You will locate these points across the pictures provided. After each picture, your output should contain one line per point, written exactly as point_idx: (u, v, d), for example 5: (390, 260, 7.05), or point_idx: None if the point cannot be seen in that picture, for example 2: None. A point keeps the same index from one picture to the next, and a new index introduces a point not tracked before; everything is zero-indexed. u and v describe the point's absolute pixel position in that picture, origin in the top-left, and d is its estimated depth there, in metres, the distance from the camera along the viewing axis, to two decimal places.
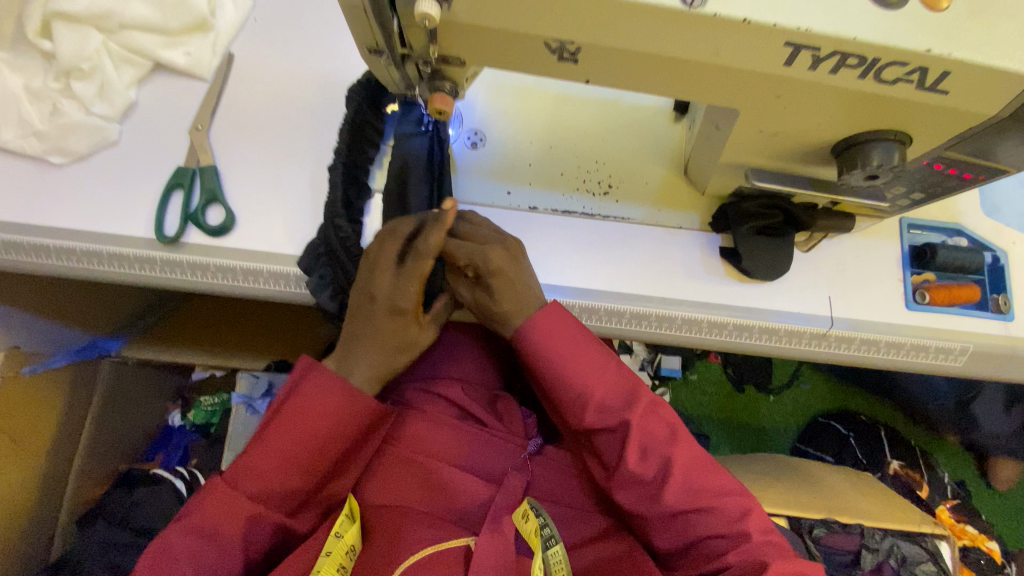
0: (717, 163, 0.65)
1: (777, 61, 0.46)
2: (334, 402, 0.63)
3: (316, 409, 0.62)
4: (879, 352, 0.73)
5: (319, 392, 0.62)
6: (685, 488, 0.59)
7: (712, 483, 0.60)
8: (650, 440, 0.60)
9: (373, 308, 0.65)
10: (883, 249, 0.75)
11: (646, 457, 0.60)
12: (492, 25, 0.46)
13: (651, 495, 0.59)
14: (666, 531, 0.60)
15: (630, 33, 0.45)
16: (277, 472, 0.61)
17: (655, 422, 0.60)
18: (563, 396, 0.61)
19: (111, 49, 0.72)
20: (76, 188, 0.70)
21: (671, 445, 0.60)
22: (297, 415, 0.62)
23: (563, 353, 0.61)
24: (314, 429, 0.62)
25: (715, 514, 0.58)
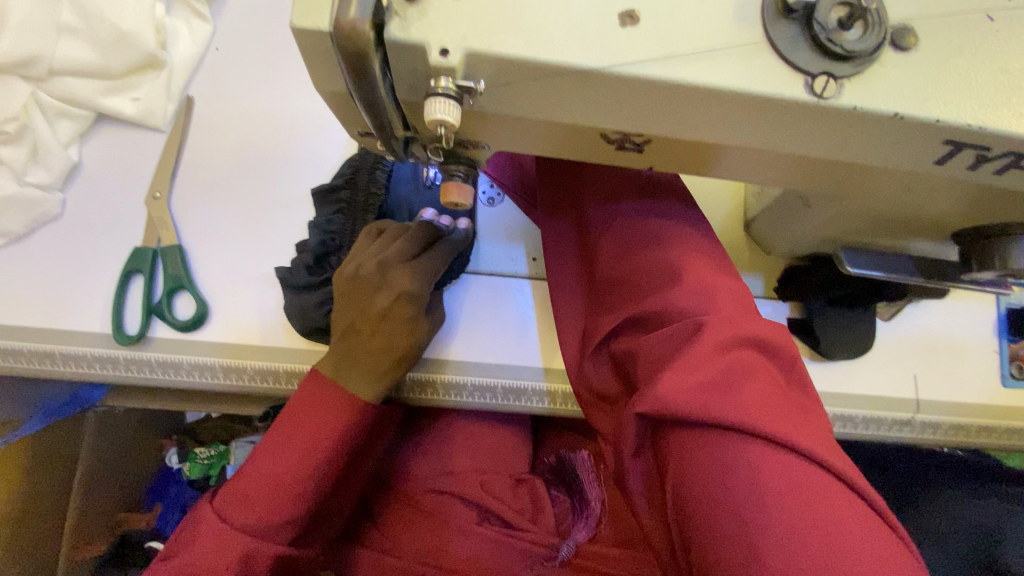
0: (797, 234, 0.52)
1: (925, 160, 0.33)
2: (325, 405, 0.51)
3: (308, 412, 0.51)
4: (969, 436, 0.63)
5: (306, 396, 0.51)
6: (646, 212, 0.50)
7: (691, 257, 0.46)
8: (626, 182, 0.52)
9: (358, 285, 0.53)
10: (977, 314, 0.63)
11: (630, 190, 0.51)
12: (532, 117, 0.34)
13: (608, 217, 0.51)
14: (609, 321, 0.47)
15: (727, 128, 0.33)
16: (268, 495, 0.49)
17: (631, 164, 0.53)
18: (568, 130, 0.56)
19: (42, 102, 0.58)
20: (15, 275, 0.58)
21: (637, 202, 0.51)
22: (292, 427, 0.50)
23: None
24: (304, 440, 0.50)
25: (670, 287, 0.43)
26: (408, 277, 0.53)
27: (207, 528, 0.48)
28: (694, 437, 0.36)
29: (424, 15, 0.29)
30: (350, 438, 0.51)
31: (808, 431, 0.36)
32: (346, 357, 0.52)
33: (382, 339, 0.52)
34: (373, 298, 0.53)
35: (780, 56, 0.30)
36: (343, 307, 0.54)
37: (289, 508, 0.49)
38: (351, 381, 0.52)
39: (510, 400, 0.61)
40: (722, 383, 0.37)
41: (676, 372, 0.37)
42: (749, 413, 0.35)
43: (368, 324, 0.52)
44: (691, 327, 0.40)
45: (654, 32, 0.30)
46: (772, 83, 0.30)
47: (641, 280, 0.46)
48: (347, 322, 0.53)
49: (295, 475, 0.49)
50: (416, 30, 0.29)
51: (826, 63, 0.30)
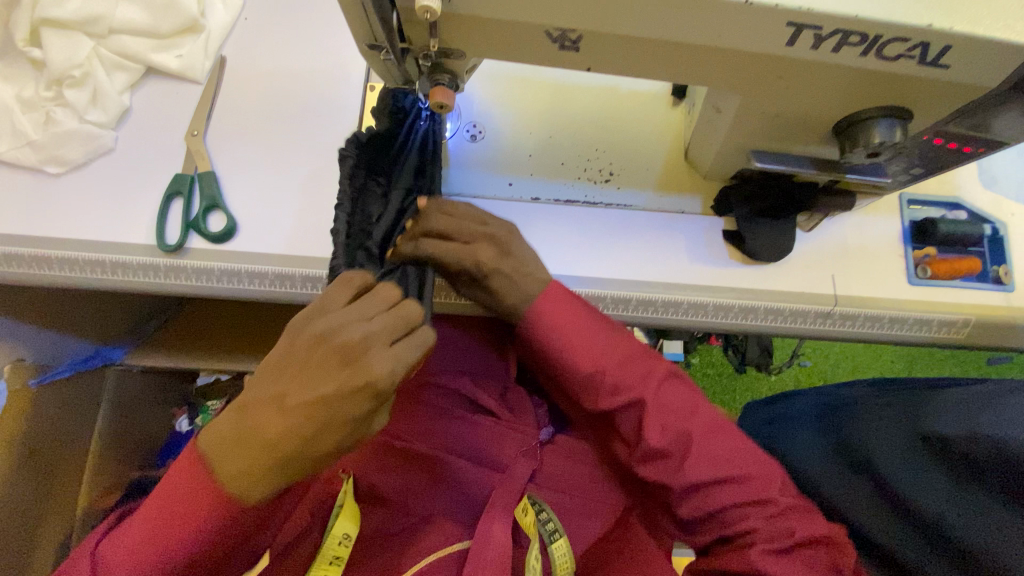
0: (719, 146, 0.65)
1: (779, 42, 0.46)
2: (194, 508, 0.43)
3: (175, 510, 0.43)
4: (883, 328, 0.73)
5: (175, 487, 0.44)
6: (703, 459, 0.54)
7: (743, 493, 0.54)
8: (673, 420, 0.55)
9: (310, 352, 0.45)
10: (883, 226, 0.75)
11: (664, 433, 0.54)
12: (494, 16, 0.46)
13: (674, 467, 0.55)
14: (689, 510, 0.56)
15: (633, 18, 0.45)
16: None
17: (669, 390, 0.56)
18: (571, 375, 0.56)
19: (102, 55, 0.71)
20: (74, 198, 0.69)
21: (697, 424, 0.55)
22: (159, 509, 0.44)
23: (573, 338, 0.56)
24: (163, 542, 0.43)
25: (730, 485, 0.54)
26: (383, 364, 0.44)
27: None
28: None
29: None
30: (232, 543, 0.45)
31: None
32: (248, 453, 0.43)
33: (297, 441, 0.42)
34: (318, 378, 0.44)
35: None
36: (305, 374, 0.44)
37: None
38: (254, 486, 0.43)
39: None
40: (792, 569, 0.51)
41: (762, 547, 0.52)
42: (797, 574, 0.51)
43: (275, 422, 0.43)
44: (785, 533, 0.53)
45: None
46: None
47: (714, 494, 0.54)
48: (256, 403, 0.44)
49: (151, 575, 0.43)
50: None
51: None
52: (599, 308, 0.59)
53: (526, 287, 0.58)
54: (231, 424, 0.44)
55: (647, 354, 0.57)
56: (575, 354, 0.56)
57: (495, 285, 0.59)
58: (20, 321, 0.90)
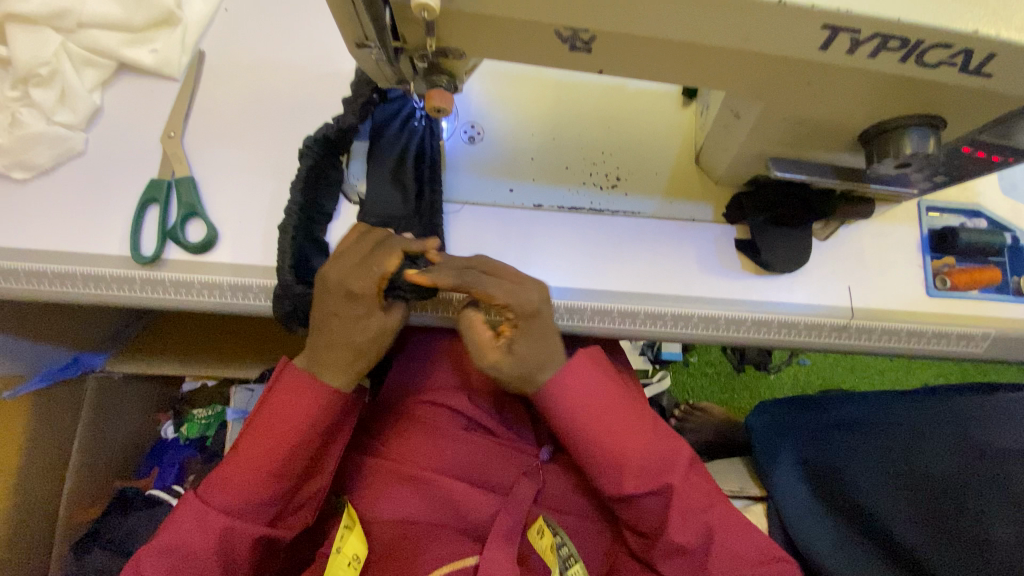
0: (735, 153, 0.61)
1: (811, 45, 0.42)
2: (299, 406, 0.57)
3: (283, 410, 0.57)
4: (900, 342, 0.70)
5: (283, 395, 0.58)
6: (732, 559, 0.56)
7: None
8: (694, 509, 0.56)
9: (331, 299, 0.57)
10: (902, 234, 0.72)
11: (697, 536, 0.56)
12: (499, 15, 0.41)
13: (695, 564, 0.56)
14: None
15: (654, 19, 0.41)
16: (246, 480, 0.56)
17: (695, 480, 0.58)
18: (598, 462, 0.57)
19: (71, 51, 0.65)
20: (42, 205, 0.64)
21: (716, 514, 0.57)
22: (269, 414, 0.57)
23: (613, 433, 0.57)
24: (278, 431, 0.57)
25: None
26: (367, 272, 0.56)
27: (188, 508, 0.55)
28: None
29: None
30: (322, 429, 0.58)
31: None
32: (317, 346, 0.58)
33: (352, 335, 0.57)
34: (334, 302, 0.57)
35: None
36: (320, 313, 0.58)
37: (262, 491, 0.56)
38: (323, 371, 0.58)
39: None
40: None
41: None
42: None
43: (337, 333, 0.57)
44: None
45: None
46: None
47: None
48: (320, 335, 0.58)
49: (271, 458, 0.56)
50: None
51: None
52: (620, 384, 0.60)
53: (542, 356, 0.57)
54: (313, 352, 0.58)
55: (672, 439, 0.59)
56: (608, 460, 0.57)
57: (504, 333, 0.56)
58: None
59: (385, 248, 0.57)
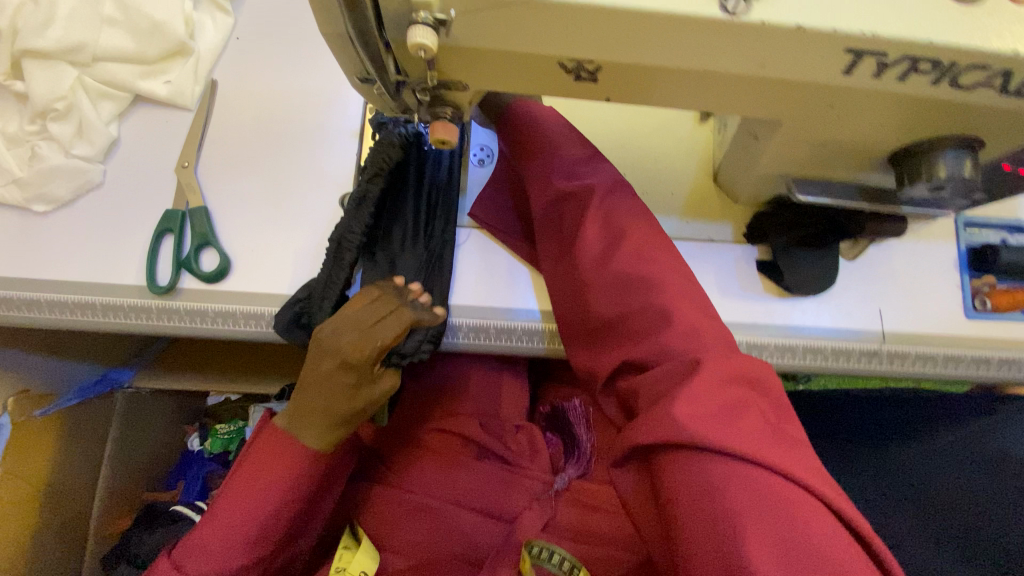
0: (754, 174, 0.58)
1: (834, 70, 0.39)
2: (276, 466, 0.56)
3: (260, 470, 0.56)
4: (936, 367, 0.67)
5: (261, 454, 0.57)
6: (637, 252, 0.56)
7: (682, 302, 0.54)
8: (614, 218, 0.59)
9: (322, 361, 0.54)
10: (937, 252, 0.68)
11: (606, 229, 0.58)
12: (499, 49, 0.40)
13: (603, 260, 0.57)
14: (614, 359, 0.56)
15: (662, 48, 0.39)
16: (220, 546, 0.55)
17: (617, 198, 0.60)
18: (532, 163, 0.62)
19: (87, 85, 0.66)
20: (63, 237, 0.66)
21: (633, 237, 0.58)
22: (247, 475, 0.57)
23: (548, 135, 0.62)
24: (257, 493, 0.56)
25: (654, 298, 0.54)
26: (357, 348, 0.53)
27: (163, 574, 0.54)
28: (682, 460, 0.45)
29: None
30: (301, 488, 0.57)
31: (776, 446, 0.45)
32: (303, 407, 0.56)
33: (338, 406, 0.55)
34: (322, 366, 0.54)
35: None
36: (310, 374, 0.55)
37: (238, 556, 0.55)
38: (304, 432, 0.57)
39: (502, 341, 0.66)
40: (721, 418, 0.46)
41: (682, 405, 0.46)
42: (719, 436, 0.44)
43: (319, 399, 0.54)
44: (691, 365, 0.50)
45: None
46: (693, 4, 0.36)
47: (637, 283, 0.55)
48: (308, 390, 0.55)
49: (249, 517, 0.55)
50: None
51: None
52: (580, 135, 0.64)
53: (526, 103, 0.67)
54: (298, 402, 0.56)
55: (599, 158, 0.63)
56: (544, 137, 0.62)
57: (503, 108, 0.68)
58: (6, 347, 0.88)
59: (390, 318, 0.55)
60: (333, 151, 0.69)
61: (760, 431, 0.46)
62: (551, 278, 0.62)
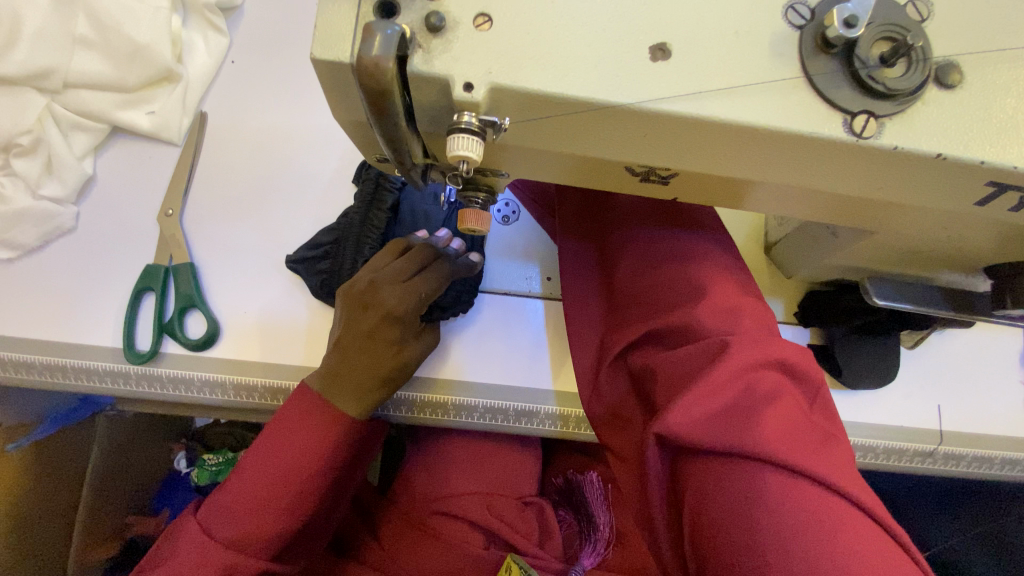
0: (820, 262, 0.51)
1: (965, 200, 0.32)
2: (311, 423, 0.49)
3: (295, 426, 0.49)
4: (993, 469, 0.61)
5: (297, 408, 0.50)
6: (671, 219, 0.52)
7: (718, 273, 0.48)
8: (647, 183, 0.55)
9: (365, 315, 0.52)
10: (1001, 343, 0.62)
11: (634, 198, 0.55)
12: (554, 150, 0.32)
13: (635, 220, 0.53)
14: (627, 334, 0.48)
15: (762, 163, 0.31)
16: (251, 509, 0.47)
17: None
18: None
19: (57, 114, 0.57)
20: (26, 291, 0.57)
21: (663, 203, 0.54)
22: (279, 431, 0.49)
23: None
24: (291, 454, 0.48)
25: (687, 264, 0.48)
26: (399, 298, 0.52)
27: (189, 541, 0.46)
28: (711, 469, 0.37)
29: (448, 47, 0.28)
30: (340, 453, 0.50)
31: (814, 451, 0.36)
32: (337, 369, 0.51)
33: (380, 361, 0.52)
34: (363, 318, 0.52)
35: (819, 94, 0.29)
36: (347, 328, 0.52)
37: (271, 523, 0.47)
38: (339, 397, 0.50)
39: (520, 424, 0.60)
40: (741, 408, 0.38)
41: (696, 396, 0.38)
42: (745, 437, 0.36)
43: (358, 354, 0.51)
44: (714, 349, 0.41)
45: (685, 68, 0.28)
46: (809, 121, 0.29)
47: (659, 248, 0.50)
48: (342, 346, 0.52)
49: (280, 480, 0.48)
50: (440, 63, 0.28)
51: (867, 101, 0.28)
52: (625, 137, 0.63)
53: None
54: (326, 363, 0.52)
55: None
56: None
57: None
58: None
59: (427, 272, 0.55)
60: (339, 199, 0.61)
61: (794, 427, 0.37)
62: (573, 283, 0.56)
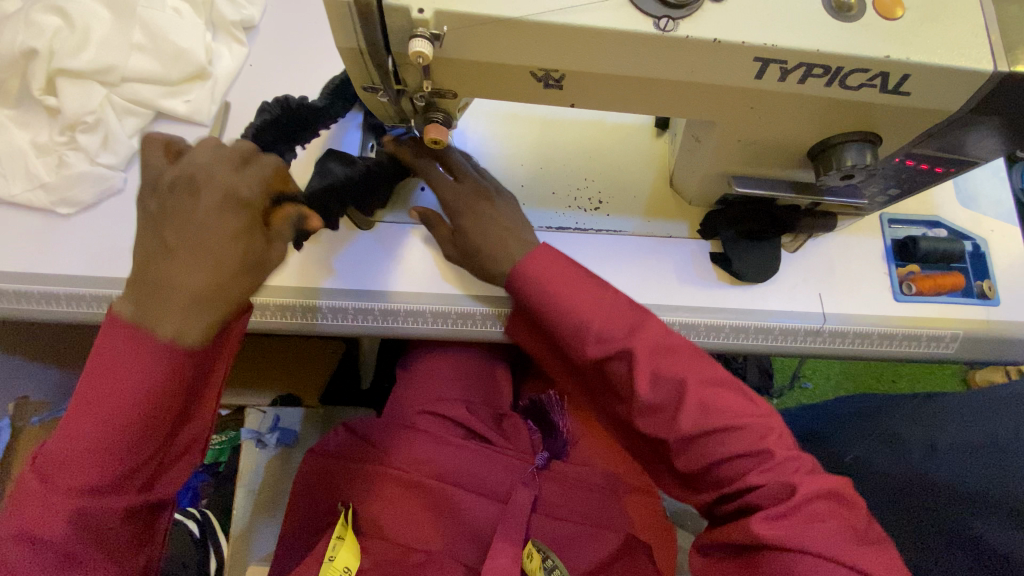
0: (701, 173, 0.68)
1: (748, 75, 0.49)
2: (136, 357, 0.41)
3: (118, 355, 0.42)
4: (873, 344, 0.75)
5: (113, 341, 0.42)
6: (703, 407, 0.53)
7: (754, 462, 0.52)
8: (659, 364, 0.54)
9: (188, 206, 0.43)
10: (867, 245, 0.78)
11: (650, 376, 0.54)
12: (483, 59, 0.50)
13: (666, 419, 0.54)
14: (706, 494, 0.56)
15: (617, 56, 0.48)
16: (87, 451, 0.41)
17: (644, 330, 0.56)
18: (553, 330, 0.58)
19: (114, 102, 0.74)
20: (82, 238, 0.71)
21: (690, 384, 0.53)
22: (102, 366, 0.42)
23: (561, 286, 0.58)
24: (121, 388, 0.41)
25: (735, 440, 0.52)
26: (240, 189, 0.44)
27: (34, 491, 0.42)
28: (789, 561, 0.47)
29: None
30: (178, 378, 0.42)
31: (859, 549, 0.48)
32: (171, 295, 0.41)
33: (215, 268, 0.42)
34: (188, 218, 0.42)
35: (638, 8, 0.46)
36: (172, 226, 0.43)
37: (119, 463, 0.42)
38: (172, 321, 0.41)
39: (487, 327, 0.72)
40: (802, 527, 0.48)
41: (761, 518, 0.49)
42: (797, 539, 0.48)
43: (193, 267, 0.42)
44: (787, 492, 0.50)
45: None
46: (633, 23, 0.46)
47: (702, 439, 0.53)
48: (159, 266, 0.42)
49: (117, 417, 0.41)
50: None
51: (667, 9, 0.46)
52: (570, 258, 0.60)
53: (488, 231, 0.65)
54: (139, 284, 0.42)
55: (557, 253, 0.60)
56: (537, 311, 0.59)
57: (460, 218, 0.67)
58: (27, 357, 0.87)
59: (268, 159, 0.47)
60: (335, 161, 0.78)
61: (833, 533, 0.48)
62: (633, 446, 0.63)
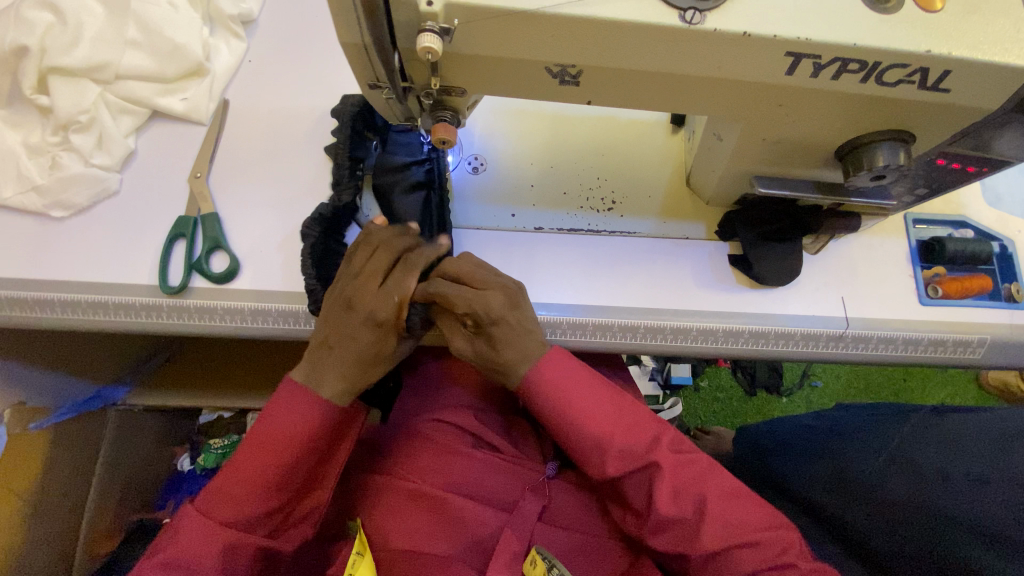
0: (721, 173, 0.65)
1: (779, 71, 0.46)
2: (281, 425, 0.56)
3: (266, 433, 0.55)
4: (898, 350, 0.71)
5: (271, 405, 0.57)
6: (723, 523, 0.54)
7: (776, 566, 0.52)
8: (677, 483, 0.55)
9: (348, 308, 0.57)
10: (890, 245, 0.75)
11: (671, 498, 0.55)
12: (495, 54, 0.47)
13: (688, 533, 0.54)
14: None
15: (638, 51, 0.45)
16: (245, 491, 0.54)
17: (666, 448, 0.56)
18: (575, 448, 0.58)
19: (108, 101, 0.72)
20: (76, 242, 0.69)
21: (710, 503, 0.54)
22: (260, 432, 0.55)
23: (580, 397, 0.57)
24: (267, 461, 0.55)
25: (756, 555, 0.53)
26: (384, 308, 0.57)
27: (191, 527, 0.53)
28: None
29: None
30: (314, 447, 0.57)
31: None
32: (335, 355, 0.58)
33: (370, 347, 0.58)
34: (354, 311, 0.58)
35: None
36: (344, 315, 0.58)
37: (257, 500, 0.55)
38: (330, 366, 0.57)
39: None
40: None
41: None
42: None
43: (359, 329, 0.57)
44: None
45: None
46: (657, 15, 0.43)
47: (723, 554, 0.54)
48: (333, 347, 0.57)
49: (264, 477, 0.55)
50: None
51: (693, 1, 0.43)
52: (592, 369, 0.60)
53: (528, 348, 0.58)
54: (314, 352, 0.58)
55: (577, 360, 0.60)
56: (559, 427, 0.58)
57: (499, 337, 0.57)
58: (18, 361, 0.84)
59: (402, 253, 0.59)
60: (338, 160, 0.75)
61: None
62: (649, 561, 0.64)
